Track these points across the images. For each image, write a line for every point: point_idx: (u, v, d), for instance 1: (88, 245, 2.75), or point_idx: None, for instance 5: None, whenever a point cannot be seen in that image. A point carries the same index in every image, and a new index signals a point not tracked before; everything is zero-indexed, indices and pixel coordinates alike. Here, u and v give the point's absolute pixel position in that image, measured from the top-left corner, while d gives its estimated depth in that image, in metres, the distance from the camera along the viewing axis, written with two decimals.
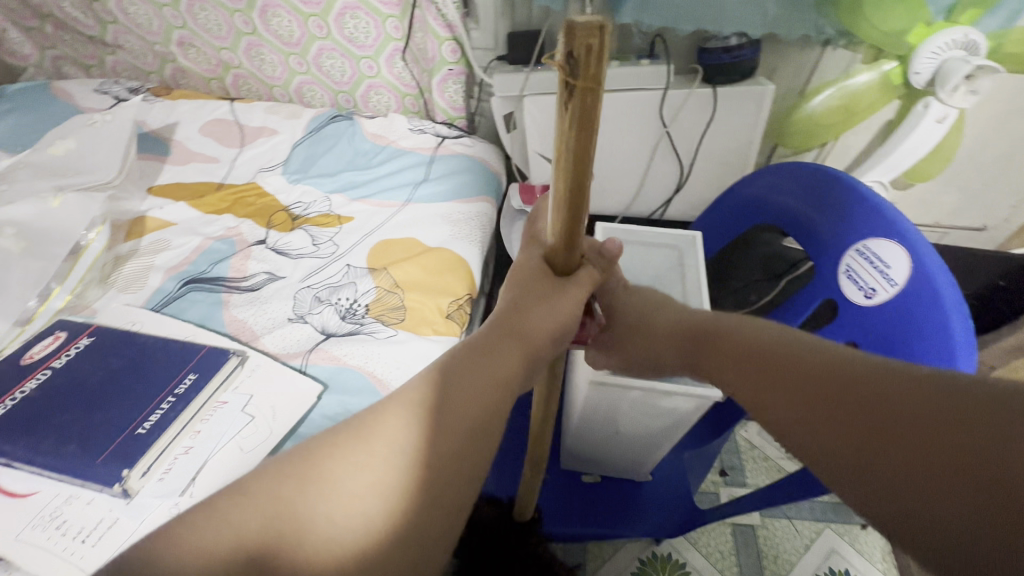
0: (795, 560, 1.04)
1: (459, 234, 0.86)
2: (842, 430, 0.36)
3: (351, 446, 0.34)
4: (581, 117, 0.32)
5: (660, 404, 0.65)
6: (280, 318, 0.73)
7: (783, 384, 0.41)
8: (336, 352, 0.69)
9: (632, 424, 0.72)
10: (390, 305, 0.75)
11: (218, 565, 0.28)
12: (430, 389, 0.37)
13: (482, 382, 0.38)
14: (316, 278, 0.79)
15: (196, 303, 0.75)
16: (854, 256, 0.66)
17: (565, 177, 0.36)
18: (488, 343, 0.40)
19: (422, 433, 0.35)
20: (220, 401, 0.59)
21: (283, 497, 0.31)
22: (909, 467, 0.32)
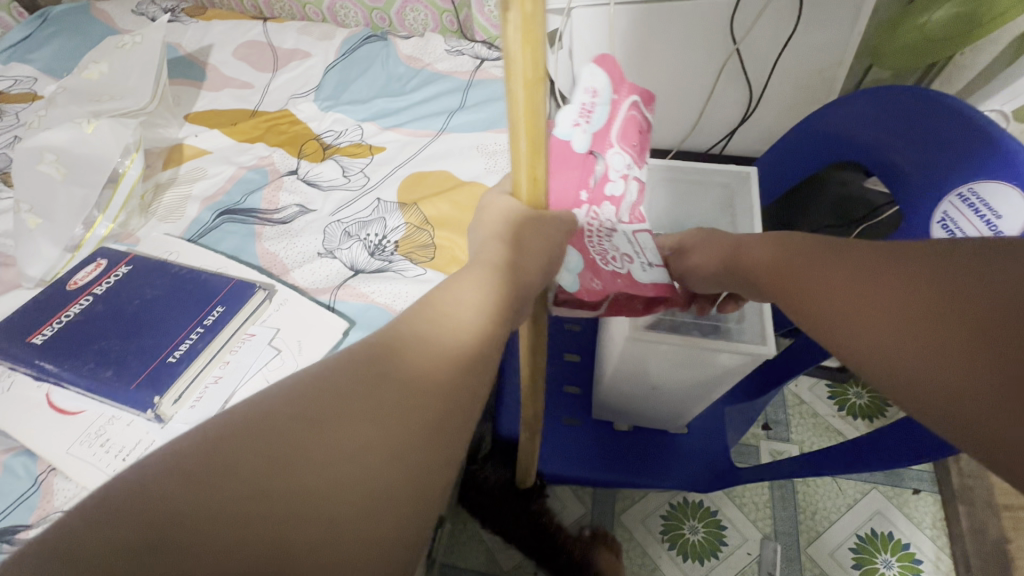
0: (834, 518, 1.00)
1: (494, 167, 0.80)
2: (892, 322, 0.35)
3: (408, 346, 0.35)
4: (526, 27, 0.28)
5: (704, 360, 0.59)
6: (310, 252, 0.73)
7: (832, 276, 0.41)
8: (363, 289, 0.68)
9: (669, 379, 0.68)
10: (419, 243, 0.73)
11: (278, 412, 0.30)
12: (477, 308, 0.37)
13: (468, 336, 0.36)
14: (346, 211, 0.77)
15: (230, 235, 0.75)
16: (954, 203, 0.56)
17: (523, 100, 0.32)
18: (461, 299, 0.38)
19: (470, 340, 0.36)
20: (249, 333, 0.60)
21: (348, 375, 0.32)
22: (935, 348, 0.33)
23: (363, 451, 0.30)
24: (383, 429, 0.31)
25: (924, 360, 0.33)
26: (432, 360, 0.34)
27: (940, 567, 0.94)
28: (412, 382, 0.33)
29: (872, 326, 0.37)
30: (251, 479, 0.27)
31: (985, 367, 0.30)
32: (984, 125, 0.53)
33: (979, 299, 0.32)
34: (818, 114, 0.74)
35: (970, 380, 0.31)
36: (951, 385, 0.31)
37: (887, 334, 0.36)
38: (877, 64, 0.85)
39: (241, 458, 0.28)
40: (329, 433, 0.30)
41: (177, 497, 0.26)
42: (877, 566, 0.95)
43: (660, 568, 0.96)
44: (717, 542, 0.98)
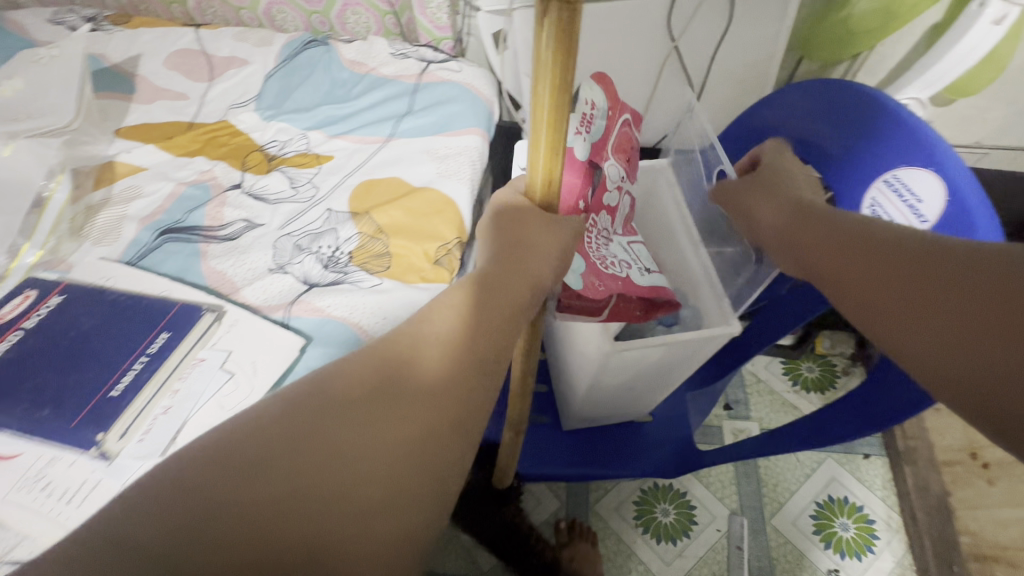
0: (791, 480, 1.17)
1: (446, 171, 0.80)
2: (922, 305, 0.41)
3: (417, 346, 0.40)
4: (557, 41, 0.32)
5: (673, 354, 0.64)
6: (261, 269, 0.71)
7: (865, 255, 0.45)
8: (319, 303, 0.67)
9: (639, 379, 0.71)
10: (374, 253, 0.72)
11: (309, 400, 0.36)
12: (473, 309, 0.42)
13: (471, 339, 0.41)
14: (296, 223, 0.75)
15: (173, 255, 0.72)
16: (882, 188, 0.60)
17: (550, 99, 0.35)
18: (462, 311, 0.42)
19: (473, 339, 0.41)
20: (199, 358, 0.57)
21: (355, 373, 0.38)
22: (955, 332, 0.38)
23: (373, 438, 0.35)
24: (385, 437, 0.35)
25: (935, 340, 0.39)
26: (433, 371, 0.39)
27: (891, 523, 1.14)
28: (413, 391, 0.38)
29: (898, 305, 0.42)
30: (270, 484, 0.32)
31: (995, 353, 0.36)
32: (908, 119, 0.57)
33: (991, 293, 0.37)
34: (758, 105, 0.77)
35: (979, 359, 0.36)
36: (964, 363, 0.37)
37: (904, 313, 0.42)
38: (806, 56, 0.88)
39: (259, 461, 0.33)
40: (344, 422, 0.35)
41: (199, 499, 0.31)
42: (835, 528, 1.14)
43: (636, 551, 1.12)
44: (688, 522, 1.16)
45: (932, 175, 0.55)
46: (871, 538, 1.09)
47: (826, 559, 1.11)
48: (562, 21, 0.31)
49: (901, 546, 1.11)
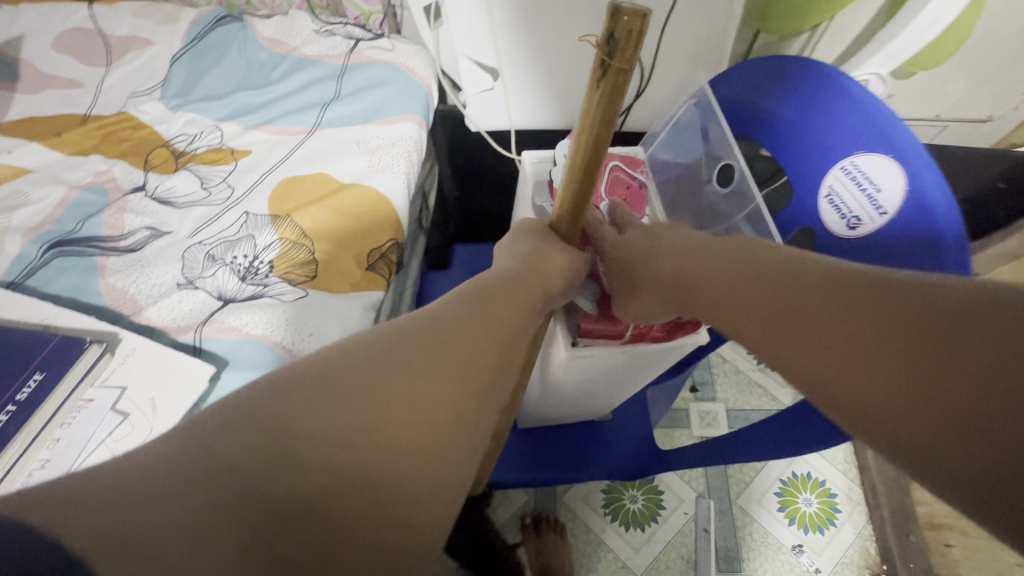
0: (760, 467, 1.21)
1: (378, 165, 0.73)
2: (828, 341, 0.32)
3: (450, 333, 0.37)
4: (610, 93, 0.39)
5: (639, 356, 0.60)
6: (167, 285, 0.63)
7: (763, 279, 0.38)
8: (234, 322, 0.60)
9: (604, 382, 0.68)
10: (297, 260, 0.64)
11: (318, 370, 0.32)
12: (484, 305, 0.40)
13: (494, 335, 0.38)
14: (208, 230, 0.67)
15: (65, 272, 0.63)
16: (842, 179, 0.56)
17: (586, 149, 0.43)
18: (502, 291, 0.42)
19: (488, 334, 0.38)
20: (85, 399, 0.50)
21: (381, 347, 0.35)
22: (873, 372, 0.30)
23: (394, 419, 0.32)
24: (439, 396, 0.34)
25: (875, 384, 0.29)
26: (484, 339, 0.38)
27: (852, 497, 1.18)
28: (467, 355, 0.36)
29: (802, 340, 0.34)
30: (328, 426, 0.30)
31: (924, 397, 0.27)
32: (867, 103, 0.52)
33: (905, 324, 0.29)
34: (716, 80, 0.70)
35: (907, 404, 0.28)
36: (892, 411, 0.29)
37: (832, 356, 0.32)
38: (764, 29, 0.83)
39: (319, 400, 0.31)
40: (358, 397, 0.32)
41: (261, 429, 0.29)
42: (799, 505, 1.17)
43: (605, 539, 1.12)
44: (656, 507, 1.16)
45: (892, 163, 0.50)
46: (834, 513, 1.17)
47: (791, 536, 1.14)
48: (611, 88, 0.39)
49: (862, 518, 1.16)
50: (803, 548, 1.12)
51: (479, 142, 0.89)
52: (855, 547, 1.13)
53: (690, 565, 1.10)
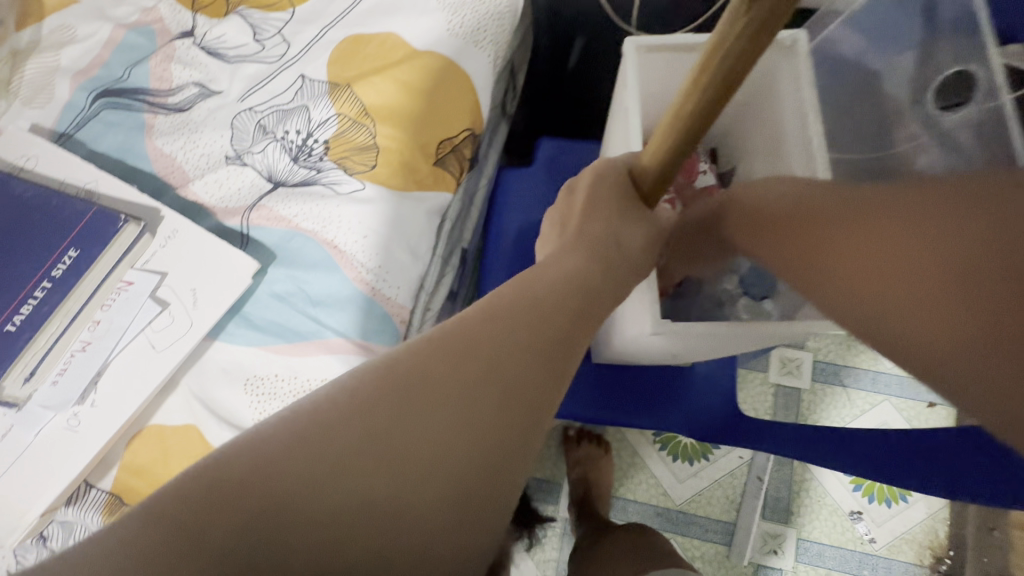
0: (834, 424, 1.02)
1: (460, 27, 0.58)
2: (871, 266, 0.28)
3: (510, 325, 0.32)
4: (764, 25, 0.27)
5: (750, 335, 0.46)
6: (215, 157, 0.55)
7: (802, 221, 0.33)
8: (283, 210, 0.53)
9: (690, 351, 0.55)
10: (357, 145, 0.54)
11: (367, 372, 0.30)
12: (547, 288, 0.36)
13: (560, 320, 0.34)
14: (259, 93, 0.57)
15: (113, 129, 0.57)
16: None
17: (693, 92, 0.33)
18: (572, 282, 0.37)
19: (551, 315, 0.34)
20: (125, 281, 0.46)
21: (434, 339, 0.31)
22: (921, 294, 0.26)
23: (452, 422, 0.29)
24: (491, 391, 0.30)
25: (915, 304, 0.26)
26: (550, 320, 0.34)
27: None
28: (512, 381, 0.31)
29: (841, 281, 0.30)
30: (377, 433, 0.28)
31: (981, 309, 0.24)
32: None
33: (956, 235, 0.25)
34: None
35: (957, 320, 0.24)
36: (938, 332, 0.25)
37: (864, 284, 0.29)
38: None
39: (357, 426, 0.28)
40: (410, 403, 0.29)
41: (301, 455, 0.27)
42: None
43: (649, 465, 1.10)
44: (710, 446, 1.10)
45: None
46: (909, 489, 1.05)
47: (851, 501, 1.05)
48: (744, 56, 0.29)
49: (940, 500, 1.04)
50: (862, 516, 1.04)
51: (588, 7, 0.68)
52: (922, 527, 1.03)
53: (734, 506, 1.07)
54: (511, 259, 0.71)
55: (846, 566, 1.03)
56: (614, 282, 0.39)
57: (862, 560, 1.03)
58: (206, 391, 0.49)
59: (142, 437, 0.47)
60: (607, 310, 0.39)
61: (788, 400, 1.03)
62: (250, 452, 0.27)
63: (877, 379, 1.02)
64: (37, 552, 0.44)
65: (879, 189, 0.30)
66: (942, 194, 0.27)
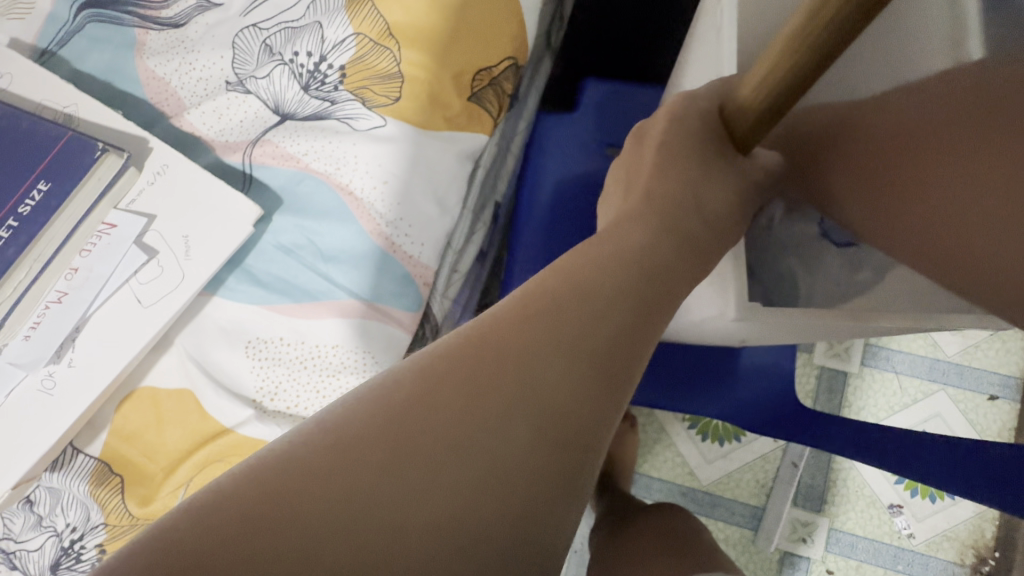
0: (882, 416, 0.91)
1: None
2: (946, 197, 0.34)
3: (545, 326, 0.26)
4: None
5: (850, 327, 0.38)
6: (214, 82, 0.47)
7: (876, 161, 0.37)
8: (290, 148, 0.45)
9: (762, 340, 0.47)
10: (379, 72, 0.45)
11: (367, 401, 0.24)
12: (594, 274, 0.28)
13: (612, 315, 0.27)
14: (264, 7, 0.48)
15: (100, 46, 0.49)
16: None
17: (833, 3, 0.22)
18: (629, 266, 0.29)
19: (600, 309, 0.27)
20: (107, 224, 0.39)
21: (448, 354, 0.25)
22: (940, 196, 0.35)
23: (478, 457, 0.24)
24: (526, 415, 0.25)
25: (948, 215, 0.34)
26: (600, 315, 0.27)
27: None
28: (552, 395, 0.25)
29: (877, 200, 0.37)
30: (388, 472, 0.23)
31: (986, 204, 0.33)
32: None
33: (976, 149, 0.33)
34: None
35: (970, 211, 0.33)
36: (958, 227, 0.34)
37: (893, 199, 0.37)
38: None
39: (357, 466, 0.22)
40: (420, 438, 0.23)
41: (288, 510, 0.21)
42: None
43: (675, 443, 1.04)
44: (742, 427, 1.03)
45: None
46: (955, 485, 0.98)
47: (891, 494, 0.98)
48: None
49: None
50: (902, 510, 0.97)
51: None
52: (968, 525, 0.96)
53: (764, 490, 1.01)
54: (546, 217, 0.63)
55: (879, 559, 0.97)
56: (688, 255, 0.31)
57: (897, 555, 0.97)
58: (202, 353, 0.43)
59: (133, 401, 0.42)
60: (683, 284, 0.31)
61: (833, 384, 0.92)
62: (221, 499, 0.21)
63: (933, 369, 0.91)
64: (54, 548, 0.40)
65: (933, 112, 0.36)
66: (962, 117, 0.34)
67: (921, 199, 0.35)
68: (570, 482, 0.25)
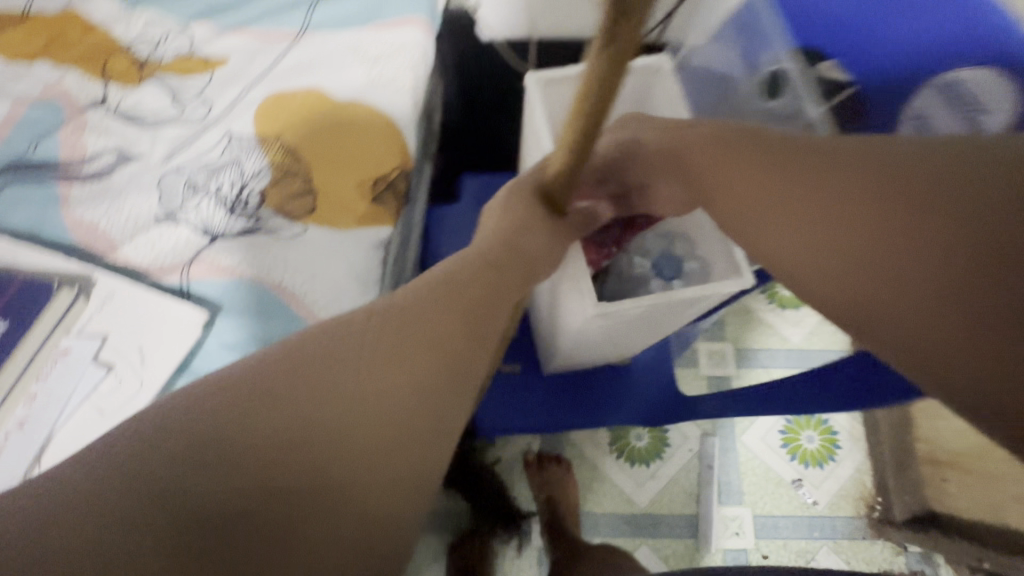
0: None
1: (380, 79, 0.63)
2: (912, 291, 0.31)
3: (426, 303, 0.38)
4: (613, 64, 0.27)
5: (671, 308, 0.54)
6: (143, 218, 0.54)
7: (845, 242, 0.34)
8: (225, 261, 0.52)
9: (628, 335, 0.62)
10: (291, 192, 0.56)
11: (294, 347, 0.34)
12: (461, 269, 0.41)
13: (471, 296, 0.40)
14: (185, 154, 0.57)
15: (23, 204, 0.54)
16: (957, 124, 0.44)
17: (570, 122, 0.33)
18: (487, 263, 0.42)
19: (463, 293, 0.39)
20: (62, 348, 0.44)
21: (358, 319, 0.36)
22: (910, 287, 0.32)
23: (370, 383, 0.34)
24: (406, 356, 0.36)
25: (919, 309, 0.31)
26: (462, 296, 0.39)
27: (854, 433, 1.15)
28: (425, 344, 0.36)
29: (844, 279, 0.34)
30: (304, 392, 0.32)
31: (961, 305, 0.30)
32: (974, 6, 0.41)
33: (948, 241, 0.31)
34: None
35: (936, 308, 0.31)
36: (927, 322, 0.31)
37: (859, 279, 0.34)
38: None
39: (282, 385, 0.32)
40: (331, 368, 0.34)
41: (231, 412, 0.31)
42: (801, 441, 1.14)
43: (608, 475, 1.12)
44: (661, 444, 1.15)
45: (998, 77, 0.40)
46: (835, 448, 1.14)
47: (791, 470, 1.12)
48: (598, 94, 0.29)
49: (861, 454, 1.14)
50: (803, 482, 1.11)
51: (493, 60, 0.76)
52: (853, 482, 1.12)
53: (693, 497, 1.11)
54: None
55: (800, 533, 1.09)
56: None
57: (811, 524, 1.09)
58: None
59: None
60: None
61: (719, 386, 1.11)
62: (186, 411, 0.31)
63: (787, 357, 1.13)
64: None
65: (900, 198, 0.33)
66: (955, 220, 0.31)
67: (889, 288, 0.32)
68: (438, 405, 0.36)
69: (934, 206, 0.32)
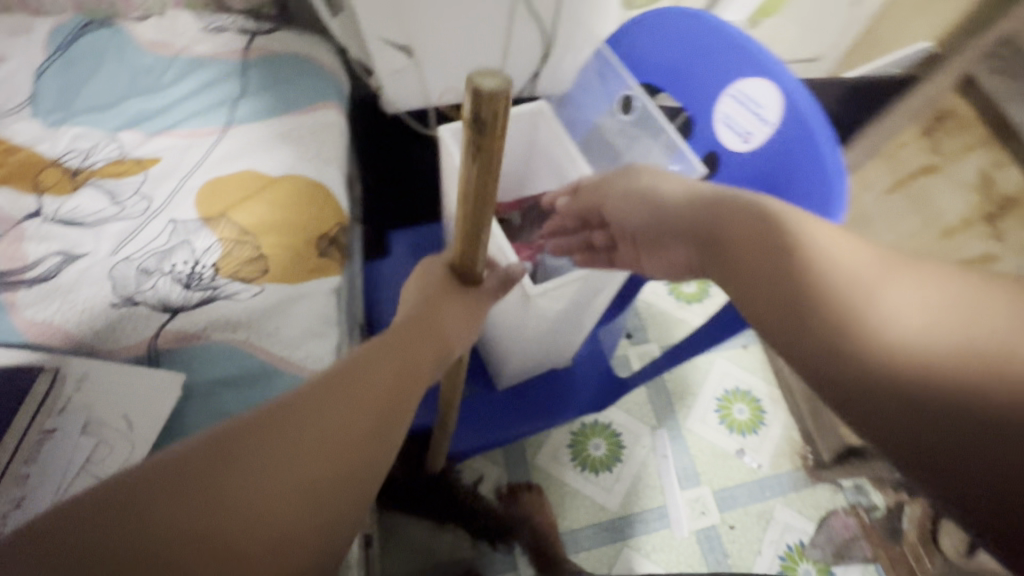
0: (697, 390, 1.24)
1: (306, 156, 0.71)
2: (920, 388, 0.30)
3: (361, 370, 0.41)
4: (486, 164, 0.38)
5: (589, 289, 0.67)
6: (98, 306, 0.57)
7: (841, 317, 0.33)
8: (192, 328, 0.57)
9: (565, 324, 0.74)
10: (244, 258, 0.62)
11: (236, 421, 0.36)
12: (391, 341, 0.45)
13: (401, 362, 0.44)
14: (132, 244, 0.62)
15: None
16: (753, 122, 0.60)
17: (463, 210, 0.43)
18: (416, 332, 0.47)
19: (394, 363, 0.43)
20: (50, 428, 0.48)
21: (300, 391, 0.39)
22: (930, 389, 0.29)
23: (304, 454, 0.36)
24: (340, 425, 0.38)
25: (922, 408, 0.29)
26: (393, 362, 0.43)
27: (774, 396, 1.24)
28: (360, 414, 0.39)
29: (840, 355, 0.32)
30: (240, 466, 0.34)
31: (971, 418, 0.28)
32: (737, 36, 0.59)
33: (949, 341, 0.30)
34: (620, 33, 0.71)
35: (941, 404, 0.29)
36: (936, 422, 0.29)
37: (876, 364, 0.31)
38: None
39: (219, 456, 0.34)
40: (268, 438, 0.36)
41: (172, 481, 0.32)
42: (732, 413, 1.21)
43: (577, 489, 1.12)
44: (617, 449, 1.16)
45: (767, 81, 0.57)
46: (763, 414, 1.22)
47: (731, 442, 1.19)
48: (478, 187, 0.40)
49: (786, 414, 1.22)
50: (745, 451, 1.18)
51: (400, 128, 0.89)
52: (784, 439, 1.19)
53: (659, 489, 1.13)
54: None
55: (755, 496, 1.14)
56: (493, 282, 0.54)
57: (762, 487, 1.14)
58: None
59: None
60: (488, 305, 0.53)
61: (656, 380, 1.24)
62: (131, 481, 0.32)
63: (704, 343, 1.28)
64: None
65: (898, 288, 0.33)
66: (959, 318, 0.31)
67: (883, 372, 0.31)
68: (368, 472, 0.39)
69: (960, 326, 0.30)
